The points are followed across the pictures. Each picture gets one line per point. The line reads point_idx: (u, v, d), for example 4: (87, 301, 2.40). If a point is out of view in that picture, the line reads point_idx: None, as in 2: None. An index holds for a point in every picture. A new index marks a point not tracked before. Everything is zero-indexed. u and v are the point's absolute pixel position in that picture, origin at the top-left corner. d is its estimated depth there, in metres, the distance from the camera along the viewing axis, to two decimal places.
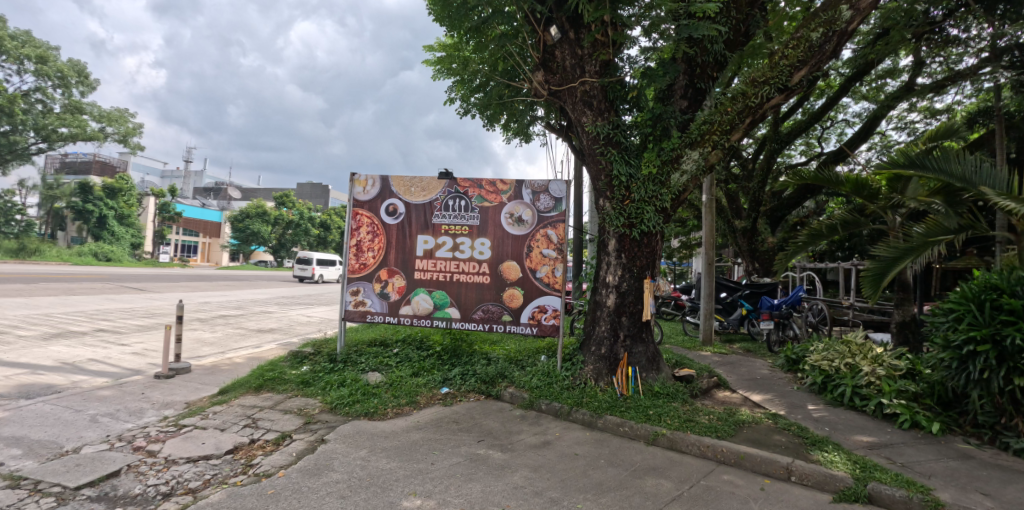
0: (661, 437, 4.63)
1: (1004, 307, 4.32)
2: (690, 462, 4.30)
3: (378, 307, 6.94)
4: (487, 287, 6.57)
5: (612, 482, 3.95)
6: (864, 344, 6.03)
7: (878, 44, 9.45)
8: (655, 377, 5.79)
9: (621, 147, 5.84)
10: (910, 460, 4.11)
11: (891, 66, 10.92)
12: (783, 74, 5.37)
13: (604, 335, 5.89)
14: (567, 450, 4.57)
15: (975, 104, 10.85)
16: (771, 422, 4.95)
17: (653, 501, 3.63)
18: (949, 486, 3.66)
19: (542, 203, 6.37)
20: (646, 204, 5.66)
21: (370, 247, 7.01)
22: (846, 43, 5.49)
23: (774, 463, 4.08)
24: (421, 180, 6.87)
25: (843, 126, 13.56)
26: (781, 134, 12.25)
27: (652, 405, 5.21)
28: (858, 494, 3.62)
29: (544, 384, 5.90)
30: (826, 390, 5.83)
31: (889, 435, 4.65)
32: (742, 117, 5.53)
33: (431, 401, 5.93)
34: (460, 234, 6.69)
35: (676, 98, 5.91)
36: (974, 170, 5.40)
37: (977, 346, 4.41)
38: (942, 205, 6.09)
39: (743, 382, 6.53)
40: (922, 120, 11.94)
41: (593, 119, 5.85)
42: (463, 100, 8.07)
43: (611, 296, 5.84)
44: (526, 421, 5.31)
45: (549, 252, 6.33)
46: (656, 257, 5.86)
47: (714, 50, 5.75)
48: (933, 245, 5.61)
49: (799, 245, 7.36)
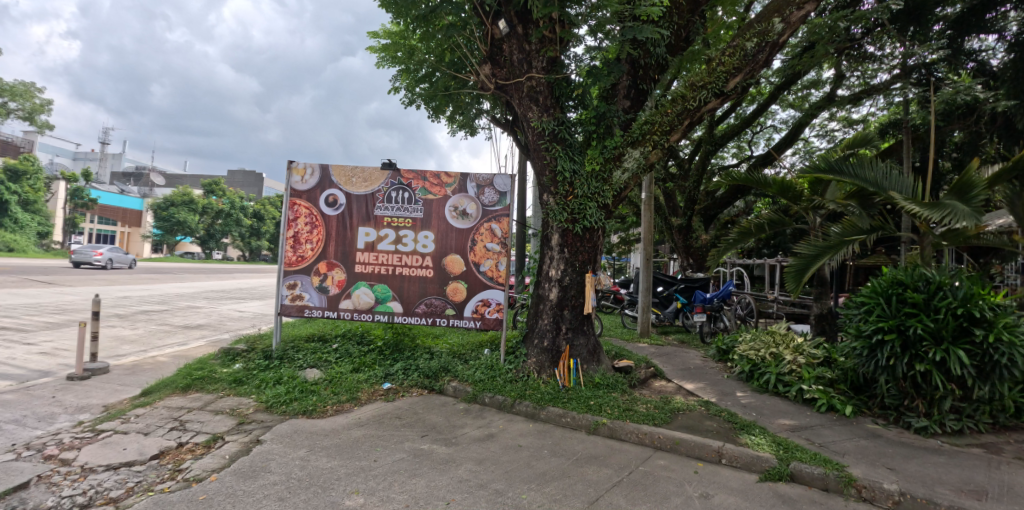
0: (602, 426, 4.78)
1: (908, 300, 4.78)
2: (628, 449, 4.47)
3: (316, 301, 6.72)
4: (430, 281, 6.50)
5: (555, 471, 4.05)
6: (787, 334, 6.44)
7: (805, 56, 10.08)
8: (596, 368, 5.94)
9: (565, 143, 5.92)
10: (826, 440, 4.45)
11: (815, 77, 11.71)
12: (720, 80, 5.59)
13: (547, 327, 5.96)
14: (510, 442, 4.63)
15: (887, 116, 11.80)
16: (703, 408, 5.20)
17: (595, 488, 3.76)
18: (859, 463, 4.00)
19: (486, 197, 6.38)
20: (589, 200, 5.77)
21: (308, 239, 6.76)
22: (778, 53, 5.76)
23: (706, 447, 4.30)
24: (363, 170, 6.68)
25: (771, 131, 14.30)
26: (716, 137, 12.79)
27: (593, 396, 5.36)
28: (781, 473, 3.90)
29: (487, 377, 5.93)
30: (753, 377, 6.19)
31: (808, 418, 5.03)
32: (681, 119, 5.72)
33: (373, 397, 5.83)
34: (403, 227, 6.57)
35: (619, 98, 6.11)
36: (884, 176, 5.92)
37: (885, 335, 4.80)
38: (856, 207, 6.49)
39: (677, 371, 6.82)
40: (840, 128, 12.87)
41: (539, 114, 5.91)
42: (407, 90, 7.90)
43: (553, 290, 5.92)
44: (469, 414, 5.33)
45: (492, 246, 6.35)
46: (598, 252, 5.98)
47: (656, 52, 5.96)
48: (848, 243, 6.06)
49: (729, 242, 7.65)
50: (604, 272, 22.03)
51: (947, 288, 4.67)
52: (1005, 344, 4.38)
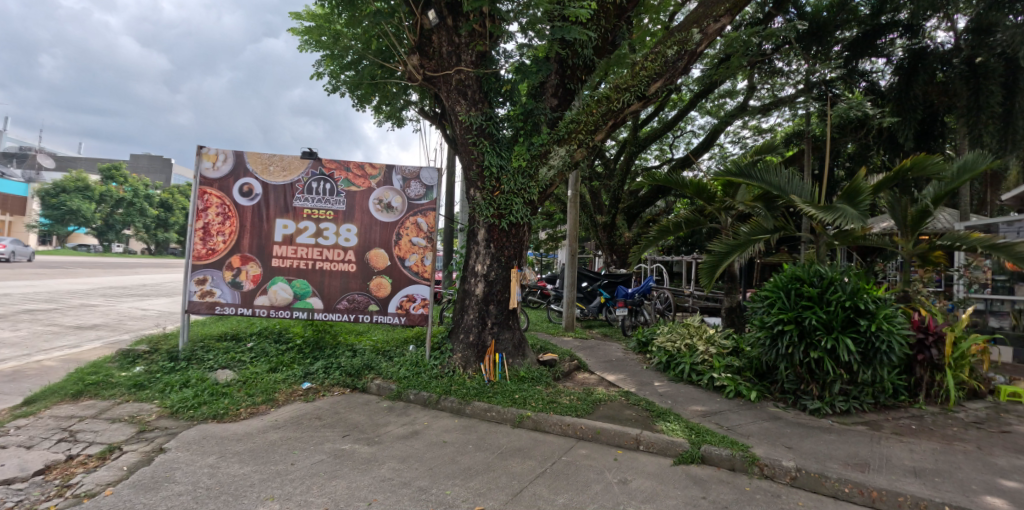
0: (526, 419, 4.84)
1: (804, 294, 5.22)
2: (552, 440, 4.55)
3: (229, 297, 6.31)
4: (353, 276, 6.28)
5: (479, 465, 4.05)
6: (700, 326, 6.83)
7: (722, 67, 10.59)
8: (520, 362, 6.00)
9: (493, 138, 5.93)
10: (733, 424, 4.76)
11: (730, 87, 12.51)
12: (642, 84, 5.76)
13: (472, 323, 5.95)
14: (435, 438, 4.58)
15: (791, 127, 12.76)
16: (623, 398, 5.39)
17: (519, 480, 3.80)
18: (762, 443, 4.31)
19: (412, 190, 6.25)
20: (515, 196, 5.82)
21: (220, 231, 6.33)
22: (696, 63, 5.99)
23: (625, 435, 4.47)
24: (281, 159, 6.35)
25: (691, 136, 15.05)
26: (640, 139, 13.29)
27: (518, 390, 5.41)
28: (692, 456, 4.12)
29: (412, 373, 5.83)
30: (669, 367, 6.51)
31: (718, 404, 5.36)
32: (605, 119, 5.86)
33: (291, 398, 5.57)
34: (324, 219, 6.31)
35: (547, 96, 6.20)
36: (787, 182, 6.41)
37: (785, 325, 5.20)
38: (763, 209, 6.91)
39: (600, 364, 7.03)
40: (751, 136, 13.80)
41: (467, 108, 5.87)
42: (331, 76, 7.59)
43: (479, 285, 5.91)
44: (393, 412, 5.22)
45: (418, 240, 6.25)
46: (523, 247, 6.03)
47: (584, 54, 6.09)
48: (755, 242, 6.49)
49: (650, 239, 7.95)
50: (533, 268, 22.37)
51: (838, 283, 5.14)
52: (884, 332, 4.90)
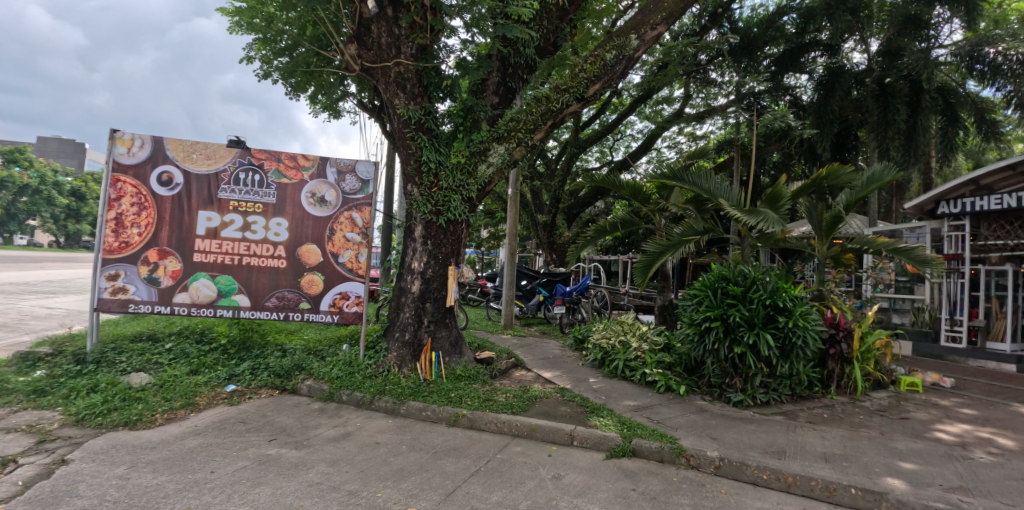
0: (462, 417, 4.79)
1: (729, 293, 5.49)
2: (488, 438, 4.53)
3: (144, 294, 5.87)
4: (283, 272, 6.01)
5: (413, 466, 3.96)
6: (634, 323, 7.03)
7: (660, 74, 11.03)
8: (457, 361, 5.94)
9: (432, 133, 5.85)
10: (663, 417, 4.93)
11: (668, 94, 13.00)
12: (581, 85, 5.86)
13: (408, 321, 5.83)
14: (368, 440, 4.45)
15: (723, 135, 13.35)
16: (559, 395, 5.46)
17: (453, 479, 3.75)
18: (689, 435, 4.49)
19: (347, 184, 6.06)
20: (453, 193, 5.79)
21: (135, 222, 5.88)
22: (633, 68, 6.12)
23: (559, 431, 4.52)
24: (205, 147, 5.98)
25: (630, 139, 15.51)
26: (581, 140, 13.54)
27: (454, 388, 5.35)
28: (623, 450, 4.22)
29: (345, 373, 5.65)
30: (604, 363, 6.67)
31: (649, 398, 5.54)
32: (545, 119, 5.92)
33: (213, 402, 5.25)
34: (251, 212, 5.99)
35: (488, 93, 6.19)
36: (716, 186, 6.72)
37: (711, 322, 5.45)
38: (693, 211, 7.20)
39: (537, 361, 7.09)
40: (686, 142, 14.40)
41: (405, 102, 5.76)
42: (263, 61, 7.22)
43: (415, 282, 5.81)
44: (324, 414, 5.03)
45: (353, 236, 6.06)
46: (461, 245, 5.99)
47: (525, 53, 6.08)
48: (686, 243, 6.75)
49: (588, 239, 8.09)
50: (475, 266, 22.31)
51: (760, 282, 5.44)
52: (801, 328, 5.22)
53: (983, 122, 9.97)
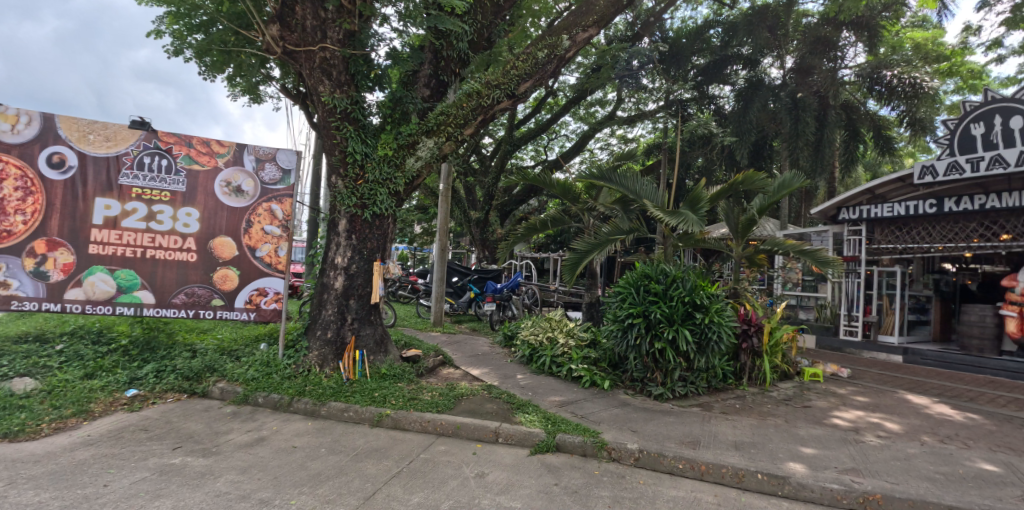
0: (385, 418, 4.66)
1: (651, 290, 5.69)
2: (411, 438, 4.44)
3: (29, 290, 5.27)
4: (193, 267, 5.60)
5: (331, 470, 3.80)
6: (561, 320, 7.14)
7: (593, 77, 11.28)
8: (382, 359, 5.78)
9: (358, 124, 5.62)
10: (587, 412, 5.03)
11: (601, 97, 13.33)
12: (512, 83, 5.85)
13: (331, 318, 5.61)
14: (284, 444, 4.22)
15: (651, 139, 13.88)
16: (486, 392, 5.43)
17: (373, 482, 3.63)
18: (611, 428, 4.60)
19: (266, 173, 5.73)
20: (380, 186, 5.62)
21: (19, 209, 5.27)
22: (564, 68, 6.21)
23: (484, 428, 4.49)
24: (104, 128, 5.45)
25: (564, 139, 15.76)
26: (516, 138, 13.57)
27: (378, 388, 5.20)
28: (547, 445, 4.27)
29: (262, 374, 5.35)
30: (532, 360, 6.73)
31: (575, 393, 5.63)
32: (475, 114, 5.86)
33: (111, 409, 4.80)
34: (158, 201, 5.53)
35: (419, 85, 6.06)
36: (641, 186, 6.95)
37: (634, 319, 5.62)
38: (620, 211, 7.41)
39: (466, 358, 7.04)
40: (617, 144, 14.82)
41: (331, 89, 5.52)
42: (175, 37, 6.68)
43: (339, 278, 5.60)
44: (237, 418, 4.73)
45: (272, 229, 5.74)
46: (387, 240, 5.83)
47: (458, 46, 5.99)
48: (612, 241, 6.93)
49: (518, 236, 8.11)
50: (406, 261, 21.87)
51: (679, 280, 5.68)
52: (716, 324, 5.51)
53: (880, 138, 10.95)
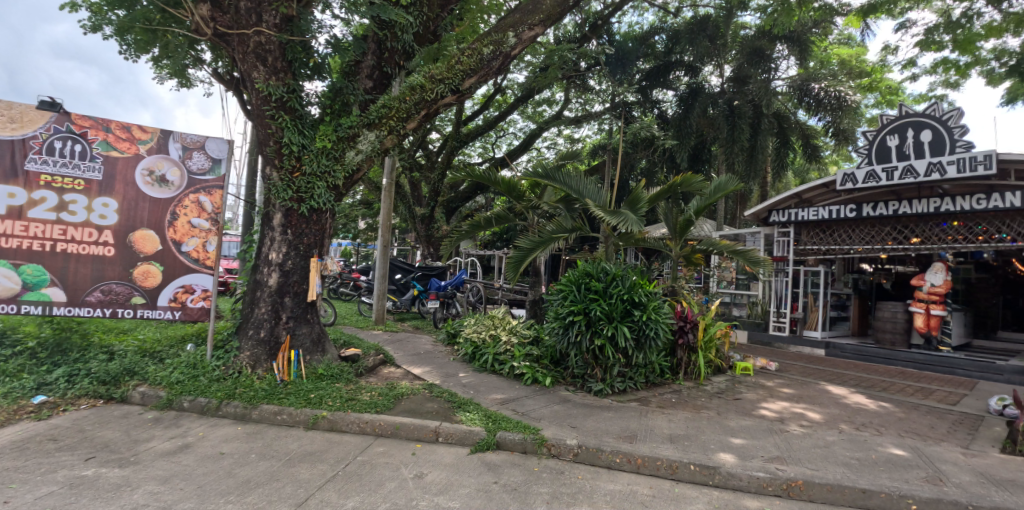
0: (321, 419, 4.51)
1: (592, 288, 5.80)
2: (348, 440, 4.31)
3: None
4: (110, 262, 5.21)
5: (262, 476, 3.63)
6: (504, 317, 7.15)
7: (541, 76, 11.34)
8: (319, 359, 5.59)
9: (295, 113, 5.42)
10: (528, 409, 5.06)
11: (549, 96, 13.44)
12: (457, 78, 5.79)
13: (264, 317, 5.37)
14: (211, 451, 4.00)
15: (597, 140, 14.15)
16: (427, 391, 5.36)
17: (306, 487, 3.49)
18: (551, 425, 4.65)
19: (194, 163, 5.40)
20: (317, 179, 5.43)
21: None
22: (510, 65, 6.20)
23: (424, 428, 4.43)
24: (8, 107, 4.97)
25: (512, 137, 15.80)
26: (462, 135, 13.45)
27: (314, 389, 5.02)
28: (488, 444, 4.26)
29: (187, 377, 5.05)
30: (474, 358, 6.70)
31: (517, 391, 5.66)
32: (418, 108, 5.75)
33: (13, 417, 4.37)
34: (70, 190, 5.10)
35: (362, 76, 5.87)
36: (583, 185, 7.07)
37: (575, 316, 5.70)
38: (563, 210, 7.50)
39: (407, 357, 6.92)
40: (564, 143, 15.01)
41: (265, 76, 5.28)
42: (92, 12, 6.18)
43: (273, 275, 5.37)
44: (159, 425, 4.44)
45: (199, 222, 5.42)
46: (325, 235, 5.66)
47: (403, 38, 5.86)
48: (555, 240, 7.01)
49: (462, 233, 8.04)
50: (349, 258, 21.28)
51: (619, 278, 5.81)
52: (653, 321, 5.68)
53: (807, 146, 11.63)
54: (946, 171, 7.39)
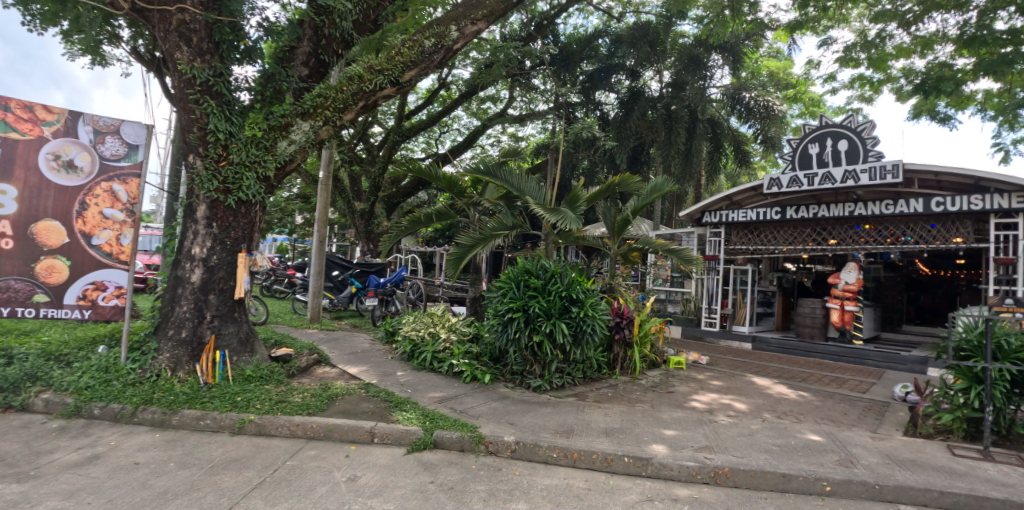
0: (248, 424, 4.30)
1: (531, 286, 5.85)
2: (277, 445, 4.13)
3: None
4: (8, 256, 4.78)
5: (181, 486, 3.41)
6: (443, 315, 7.09)
7: (485, 73, 11.31)
8: (248, 360, 5.32)
9: (223, 99, 5.14)
10: (466, 407, 5.04)
11: (494, 93, 13.42)
12: (397, 69, 5.66)
13: (185, 316, 5.05)
14: (124, 461, 3.72)
15: (540, 138, 14.29)
16: (363, 391, 5.23)
17: (230, 496, 3.32)
18: (489, 422, 4.66)
19: (108, 148, 4.99)
20: (246, 170, 5.17)
21: None
22: (452, 59, 6.12)
23: (359, 429, 4.32)
24: None
25: (456, 133, 15.68)
26: (404, 129, 13.20)
27: (241, 391, 4.78)
28: (425, 443, 4.21)
29: (98, 382, 4.68)
30: (413, 356, 6.61)
31: (455, 389, 5.62)
32: (355, 99, 5.57)
33: None
34: None
35: (297, 63, 5.66)
36: (524, 183, 7.12)
37: (514, 313, 5.73)
38: (503, 207, 7.52)
39: (343, 356, 6.73)
40: (508, 141, 15.05)
41: (190, 57, 4.98)
42: None
43: (196, 270, 5.07)
44: (64, 434, 4.08)
45: (113, 213, 5.03)
46: (254, 229, 5.41)
47: (342, 26, 5.63)
48: (496, 237, 7.01)
49: (402, 230, 7.89)
50: (284, 253, 20.42)
51: (558, 275, 5.89)
52: (590, 317, 5.80)
53: (738, 151, 12.24)
54: (859, 178, 8.03)
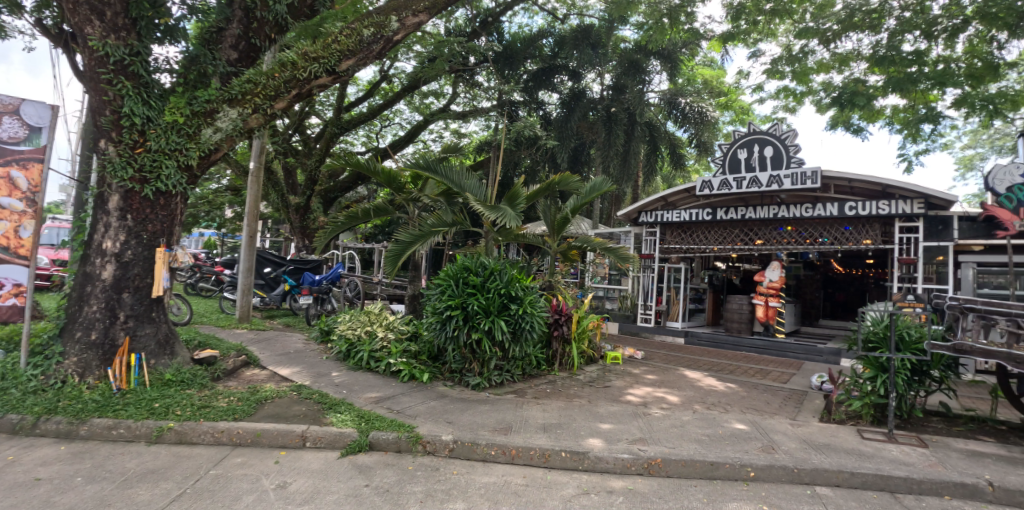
0: (167, 432, 4.03)
1: (470, 283, 5.83)
2: (200, 453, 3.91)
3: None
4: None
5: (88, 502, 3.15)
6: (381, 313, 6.95)
7: (428, 67, 11.14)
8: (167, 363, 4.99)
9: (140, 80, 4.79)
10: (404, 407, 4.96)
11: (437, 88, 13.25)
12: (333, 58, 5.45)
13: (95, 317, 4.67)
14: (21, 477, 3.39)
15: (483, 135, 14.26)
16: (295, 393, 5.03)
17: None
18: (427, 422, 4.61)
19: (4, 130, 4.55)
20: (165, 157, 4.83)
21: None
22: (392, 50, 5.95)
23: (289, 433, 4.15)
24: None
25: (397, 127, 15.36)
26: (343, 121, 12.78)
27: (159, 397, 4.48)
28: (360, 445, 4.11)
29: None
30: (349, 356, 6.43)
31: (393, 388, 5.53)
32: (288, 87, 5.32)
33: None
34: None
35: (225, 46, 5.36)
36: (464, 179, 7.08)
37: (452, 311, 5.69)
38: (444, 203, 7.45)
39: (274, 357, 6.45)
40: (451, 137, 14.91)
41: (102, 33, 4.61)
42: None
43: (108, 267, 4.70)
44: None
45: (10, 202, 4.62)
46: (174, 223, 5.07)
47: (274, 9, 5.33)
48: (436, 233, 6.94)
49: (339, 226, 7.65)
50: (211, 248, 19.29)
51: (497, 273, 5.91)
52: (528, 314, 5.87)
53: (673, 154, 12.73)
54: (782, 183, 8.55)
